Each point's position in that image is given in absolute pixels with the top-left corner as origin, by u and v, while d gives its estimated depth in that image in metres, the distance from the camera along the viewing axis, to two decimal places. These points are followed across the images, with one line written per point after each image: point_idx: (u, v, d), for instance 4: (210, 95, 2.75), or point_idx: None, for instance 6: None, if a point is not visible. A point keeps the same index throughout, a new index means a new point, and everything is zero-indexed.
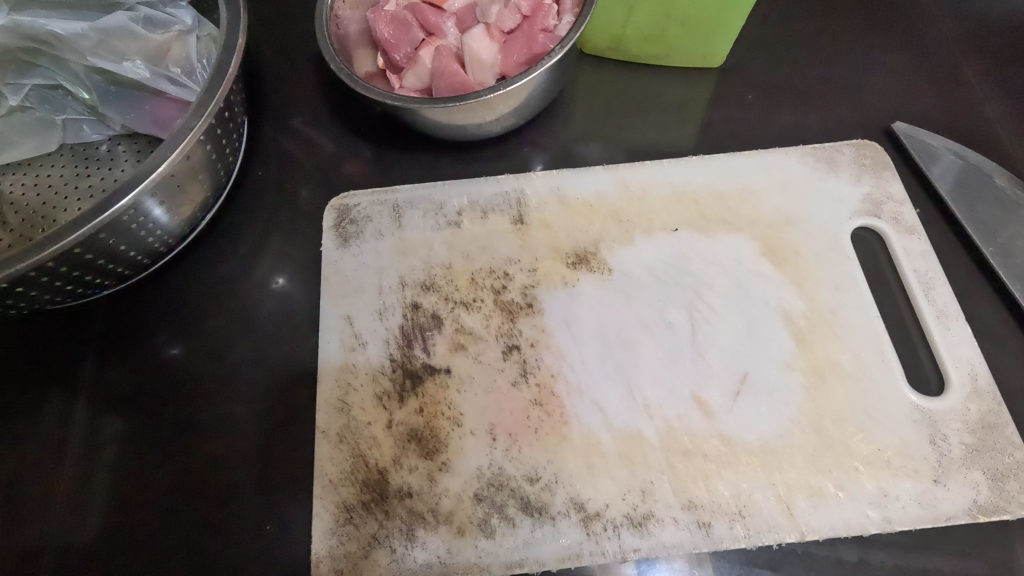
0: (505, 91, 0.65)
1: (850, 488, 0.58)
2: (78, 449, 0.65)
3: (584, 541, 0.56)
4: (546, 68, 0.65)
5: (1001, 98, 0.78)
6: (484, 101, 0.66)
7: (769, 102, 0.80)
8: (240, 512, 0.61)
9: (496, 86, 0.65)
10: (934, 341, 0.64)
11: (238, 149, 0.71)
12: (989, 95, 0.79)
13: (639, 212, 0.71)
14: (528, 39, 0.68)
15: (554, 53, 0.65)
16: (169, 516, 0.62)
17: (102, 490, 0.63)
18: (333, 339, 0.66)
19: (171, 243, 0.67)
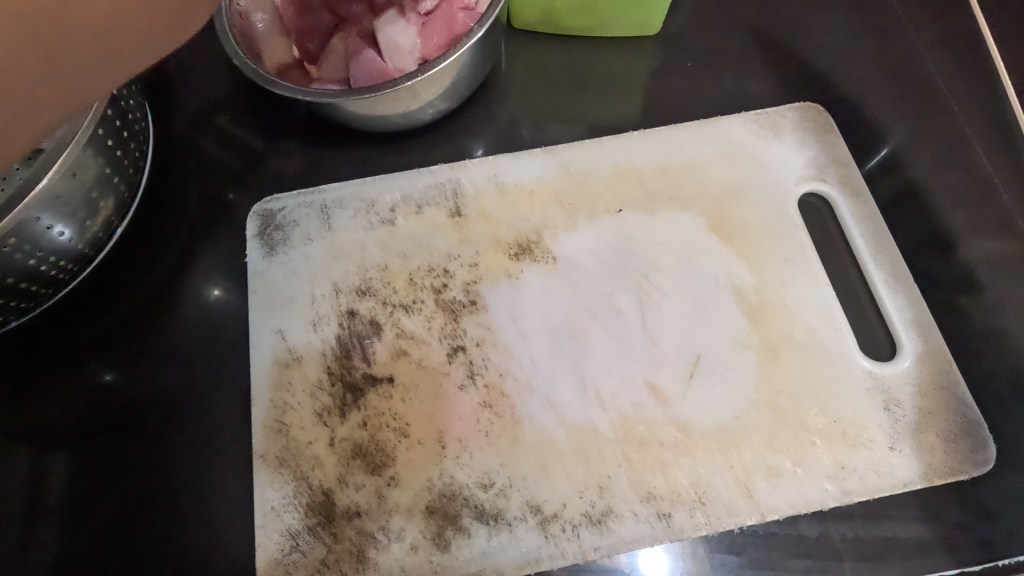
0: (425, 76, 0.61)
1: (807, 464, 0.57)
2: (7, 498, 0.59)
3: (543, 545, 0.54)
4: (466, 48, 0.61)
5: (942, 50, 0.77)
6: (402, 88, 0.61)
7: (710, 68, 0.77)
8: (185, 546, 0.58)
9: (414, 72, 0.61)
10: (884, 306, 0.63)
11: (143, 158, 0.65)
12: (929, 48, 0.77)
13: (581, 195, 0.68)
14: (447, 19, 0.64)
15: (473, 32, 0.61)
16: (103, 557, 0.58)
17: (37, 539, 0.58)
18: (265, 356, 0.62)
19: (72, 268, 0.61)
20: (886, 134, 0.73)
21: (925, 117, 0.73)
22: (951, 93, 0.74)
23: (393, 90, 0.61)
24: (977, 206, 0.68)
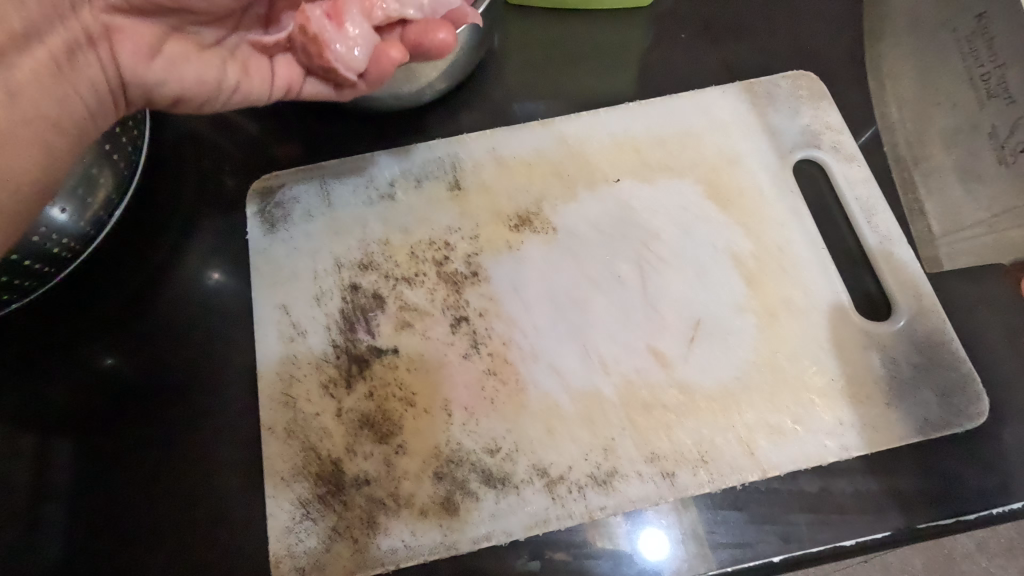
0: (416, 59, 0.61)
1: (808, 422, 0.58)
2: (25, 478, 0.60)
3: (551, 506, 0.55)
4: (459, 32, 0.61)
5: None
6: None
7: (705, 39, 0.77)
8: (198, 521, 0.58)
9: (408, 54, 0.61)
10: (879, 268, 0.64)
11: (141, 137, 0.65)
12: None
13: (579, 166, 0.69)
14: None
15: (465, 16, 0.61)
16: (116, 525, 0.58)
17: (55, 520, 0.58)
18: (269, 331, 0.62)
19: (75, 247, 0.61)
20: None
21: None
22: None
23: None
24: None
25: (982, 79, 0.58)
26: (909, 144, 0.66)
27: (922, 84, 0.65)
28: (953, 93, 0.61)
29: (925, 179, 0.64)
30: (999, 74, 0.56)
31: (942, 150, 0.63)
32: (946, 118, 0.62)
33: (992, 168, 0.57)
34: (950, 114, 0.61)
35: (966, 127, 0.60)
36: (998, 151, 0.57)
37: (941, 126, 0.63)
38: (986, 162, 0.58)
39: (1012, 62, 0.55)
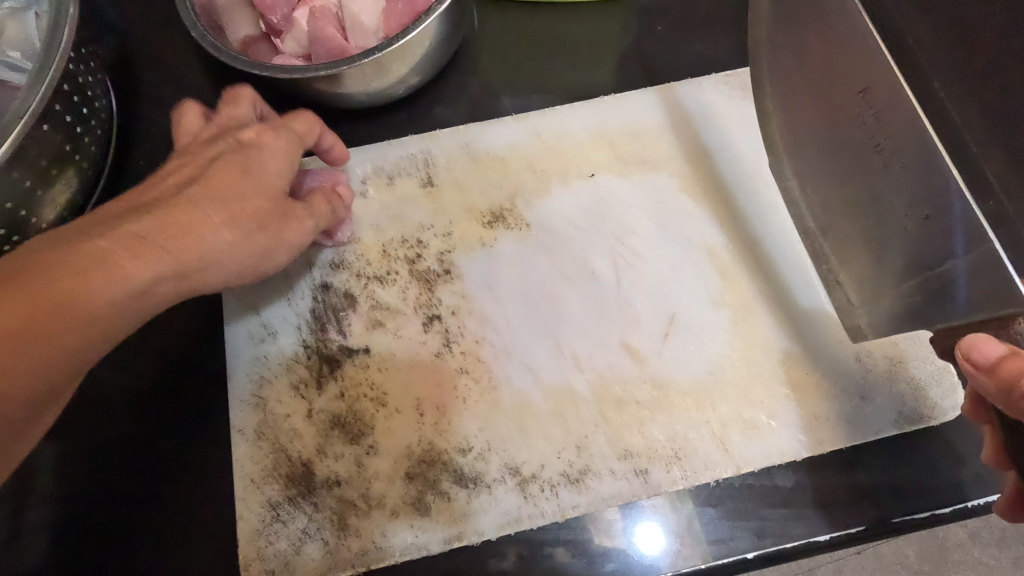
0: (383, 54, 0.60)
1: (781, 417, 0.58)
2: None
3: (523, 505, 0.55)
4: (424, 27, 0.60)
5: None
6: (361, 66, 0.61)
7: (682, 30, 0.76)
8: (172, 514, 0.56)
9: (372, 50, 0.60)
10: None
11: (106, 135, 0.64)
12: None
13: (554, 161, 0.68)
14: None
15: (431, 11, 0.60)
16: (74, 520, 0.56)
17: (36, 521, 0.55)
18: (240, 332, 0.62)
19: None
20: None
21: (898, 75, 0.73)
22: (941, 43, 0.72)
23: (349, 69, 0.61)
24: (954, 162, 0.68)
25: (875, 150, 0.51)
26: (818, 200, 0.59)
27: (823, 144, 0.57)
28: (850, 160, 0.54)
29: (838, 242, 0.57)
30: (889, 141, 0.50)
31: (847, 219, 0.56)
32: (849, 180, 0.55)
33: (903, 240, 0.51)
34: (844, 183, 0.55)
35: (870, 197, 0.53)
36: (902, 222, 0.51)
37: (846, 193, 0.55)
38: (891, 228, 0.52)
39: (896, 130, 0.49)
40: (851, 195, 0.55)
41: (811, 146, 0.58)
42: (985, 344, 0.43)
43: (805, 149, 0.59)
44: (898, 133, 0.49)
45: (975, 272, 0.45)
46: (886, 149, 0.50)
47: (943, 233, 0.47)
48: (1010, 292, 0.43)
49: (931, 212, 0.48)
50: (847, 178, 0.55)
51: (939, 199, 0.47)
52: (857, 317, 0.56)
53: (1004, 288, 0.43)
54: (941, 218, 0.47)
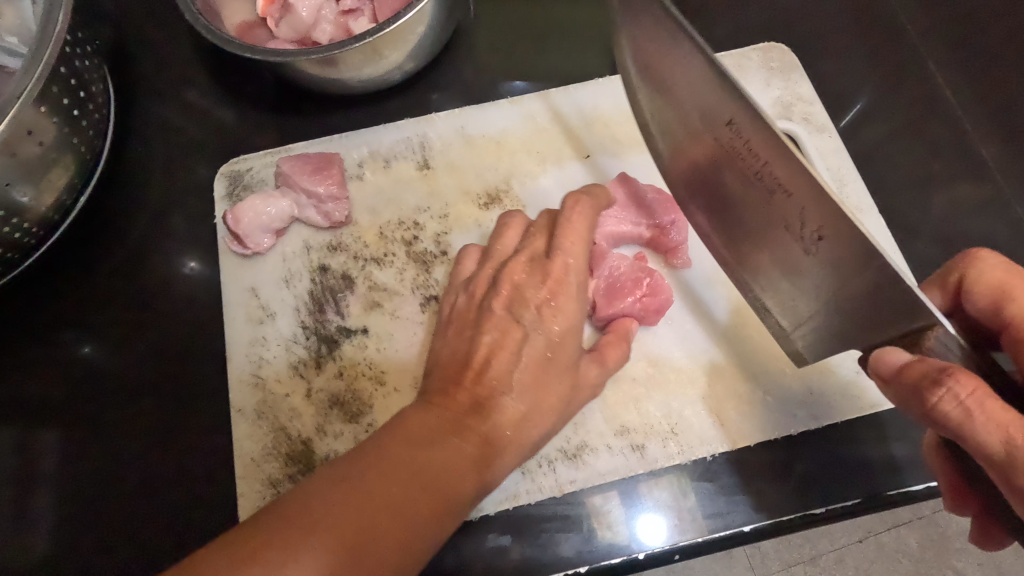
0: (375, 40, 0.60)
1: (777, 392, 0.58)
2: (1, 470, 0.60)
3: (521, 481, 0.55)
4: (415, 12, 0.60)
5: None
6: (352, 51, 0.61)
7: (676, 12, 0.76)
8: (180, 495, 0.59)
9: (365, 34, 0.60)
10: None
11: (104, 120, 0.64)
12: None
13: (549, 143, 0.68)
14: None
15: None
16: (89, 503, 0.59)
17: (38, 507, 0.59)
18: (238, 313, 0.62)
19: (36, 232, 0.61)
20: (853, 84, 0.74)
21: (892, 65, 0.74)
22: None
23: (343, 53, 0.61)
24: (949, 152, 0.70)
25: (760, 178, 0.48)
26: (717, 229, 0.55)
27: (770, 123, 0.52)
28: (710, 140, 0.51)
29: (737, 245, 0.54)
30: (769, 170, 0.47)
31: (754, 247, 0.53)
32: (746, 213, 0.52)
33: (798, 253, 0.49)
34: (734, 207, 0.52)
35: (768, 225, 0.50)
36: (804, 244, 0.48)
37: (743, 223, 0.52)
38: (795, 253, 0.49)
39: (769, 157, 0.46)
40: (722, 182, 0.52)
41: (681, 130, 0.54)
42: (892, 352, 0.42)
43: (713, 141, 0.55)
44: (771, 161, 0.46)
45: (878, 295, 0.44)
46: (768, 175, 0.47)
47: (837, 255, 0.45)
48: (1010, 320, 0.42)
49: (821, 234, 0.46)
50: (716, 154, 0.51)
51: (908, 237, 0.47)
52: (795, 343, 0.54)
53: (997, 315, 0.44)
54: (832, 240, 0.45)
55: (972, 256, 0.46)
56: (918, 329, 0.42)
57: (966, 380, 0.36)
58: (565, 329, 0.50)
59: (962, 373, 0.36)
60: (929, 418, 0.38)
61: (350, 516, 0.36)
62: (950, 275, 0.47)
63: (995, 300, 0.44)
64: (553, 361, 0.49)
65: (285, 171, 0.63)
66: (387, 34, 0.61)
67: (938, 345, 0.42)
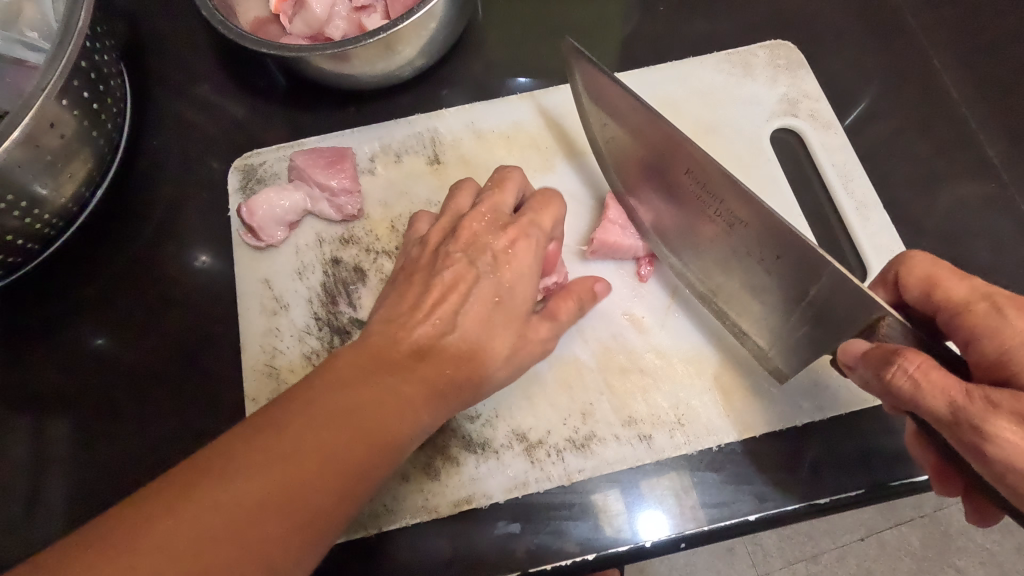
0: (388, 35, 0.61)
1: (783, 384, 0.59)
2: (20, 456, 0.62)
3: (530, 470, 0.56)
4: (428, 8, 0.61)
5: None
6: (365, 46, 0.62)
7: (683, 11, 0.77)
8: None
9: (378, 30, 0.61)
10: (846, 216, 0.66)
11: (121, 113, 0.65)
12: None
13: (558, 138, 0.69)
14: None
15: None
16: (106, 489, 0.60)
17: (56, 492, 0.60)
18: (252, 304, 0.63)
19: (55, 223, 0.62)
20: (859, 82, 0.75)
21: (896, 66, 0.75)
22: (935, 48, 0.76)
23: (356, 49, 0.62)
24: (954, 150, 0.71)
25: (715, 214, 0.55)
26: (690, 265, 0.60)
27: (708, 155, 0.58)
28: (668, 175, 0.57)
29: (711, 276, 0.58)
30: (724, 206, 0.54)
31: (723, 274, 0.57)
32: (709, 245, 0.57)
33: (759, 274, 0.54)
34: (700, 243, 0.58)
35: (731, 254, 0.56)
36: (765, 265, 0.53)
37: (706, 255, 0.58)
38: (759, 276, 0.54)
39: (723, 194, 0.54)
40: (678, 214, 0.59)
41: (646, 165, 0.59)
42: (853, 342, 0.46)
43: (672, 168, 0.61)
44: (726, 197, 0.53)
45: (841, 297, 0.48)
46: (725, 211, 0.54)
47: (795, 270, 0.51)
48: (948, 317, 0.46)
49: (778, 252, 0.52)
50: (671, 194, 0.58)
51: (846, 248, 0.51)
52: (775, 360, 0.57)
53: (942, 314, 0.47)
54: (789, 253, 0.51)
55: (902, 258, 0.48)
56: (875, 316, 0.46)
57: (914, 356, 0.40)
58: (515, 279, 0.51)
59: (909, 351, 0.40)
60: (891, 394, 0.41)
61: (253, 469, 0.38)
62: (888, 274, 0.50)
63: (924, 288, 0.46)
64: (502, 304, 0.50)
65: (298, 165, 0.64)
66: (400, 29, 0.62)
67: (892, 333, 0.46)
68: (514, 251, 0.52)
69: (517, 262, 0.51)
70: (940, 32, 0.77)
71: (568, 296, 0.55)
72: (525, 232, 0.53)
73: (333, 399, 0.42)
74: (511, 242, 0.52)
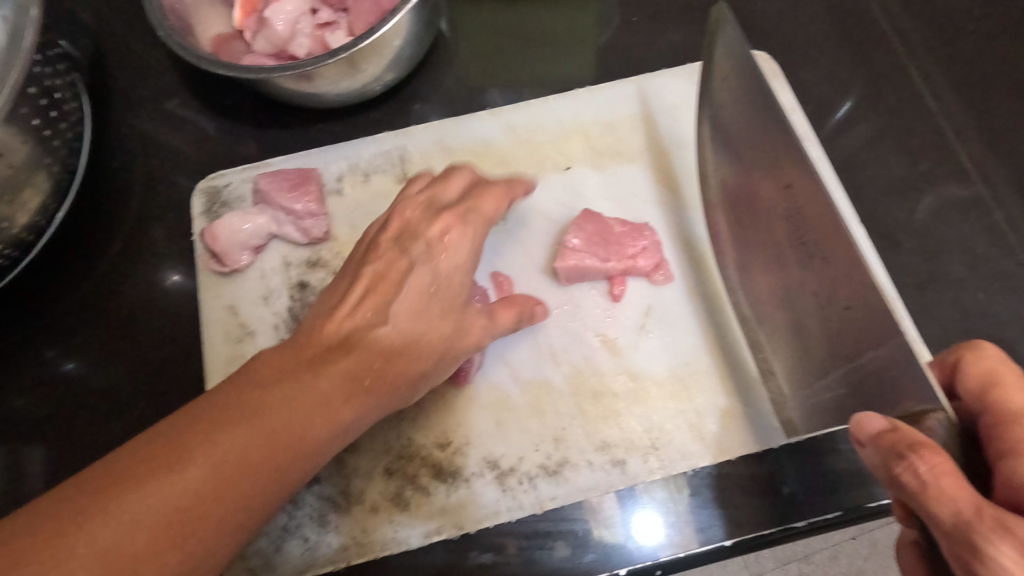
0: (350, 54, 0.59)
1: (758, 405, 0.58)
2: None
3: (501, 498, 0.55)
4: (391, 25, 0.59)
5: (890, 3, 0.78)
6: (327, 66, 0.60)
7: (656, 20, 0.76)
8: None
9: (339, 50, 0.59)
10: None
11: (77, 137, 0.63)
12: (876, 3, 0.78)
13: (529, 156, 0.68)
14: None
15: (397, 9, 0.59)
16: None
17: None
18: (217, 333, 0.62)
19: (9, 252, 0.60)
20: (835, 91, 0.74)
21: (872, 73, 0.75)
22: (911, 55, 0.76)
23: (318, 69, 0.60)
24: (930, 158, 0.71)
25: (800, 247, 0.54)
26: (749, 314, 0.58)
27: (763, 153, 0.58)
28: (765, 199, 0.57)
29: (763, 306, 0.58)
30: (812, 240, 0.53)
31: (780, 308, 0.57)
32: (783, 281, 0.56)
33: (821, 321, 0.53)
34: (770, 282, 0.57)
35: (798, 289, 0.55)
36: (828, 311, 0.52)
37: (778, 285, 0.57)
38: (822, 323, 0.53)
39: (817, 229, 0.52)
40: (759, 198, 0.58)
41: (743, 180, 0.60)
42: (869, 417, 0.42)
43: (731, 154, 0.61)
44: (816, 230, 0.53)
45: (889, 363, 0.46)
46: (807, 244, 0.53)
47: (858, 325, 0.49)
48: (915, 388, 0.44)
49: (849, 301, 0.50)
50: (773, 216, 0.57)
51: (852, 288, 0.50)
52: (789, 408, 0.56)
53: (901, 384, 0.45)
54: (860, 307, 0.49)
55: (974, 344, 0.44)
56: (924, 409, 0.44)
57: (932, 458, 0.37)
58: (451, 267, 0.51)
59: (929, 450, 0.38)
60: (896, 487, 0.39)
61: (185, 480, 0.38)
62: (949, 356, 0.46)
63: (982, 383, 0.42)
64: (436, 295, 0.50)
65: (262, 188, 0.63)
66: (362, 49, 0.60)
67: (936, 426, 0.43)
68: (448, 240, 0.52)
69: (454, 250, 0.52)
70: (916, 38, 0.76)
71: (512, 304, 0.54)
72: (459, 220, 0.53)
73: (263, 390, 0.42)
74: (445, 231, 0.53)
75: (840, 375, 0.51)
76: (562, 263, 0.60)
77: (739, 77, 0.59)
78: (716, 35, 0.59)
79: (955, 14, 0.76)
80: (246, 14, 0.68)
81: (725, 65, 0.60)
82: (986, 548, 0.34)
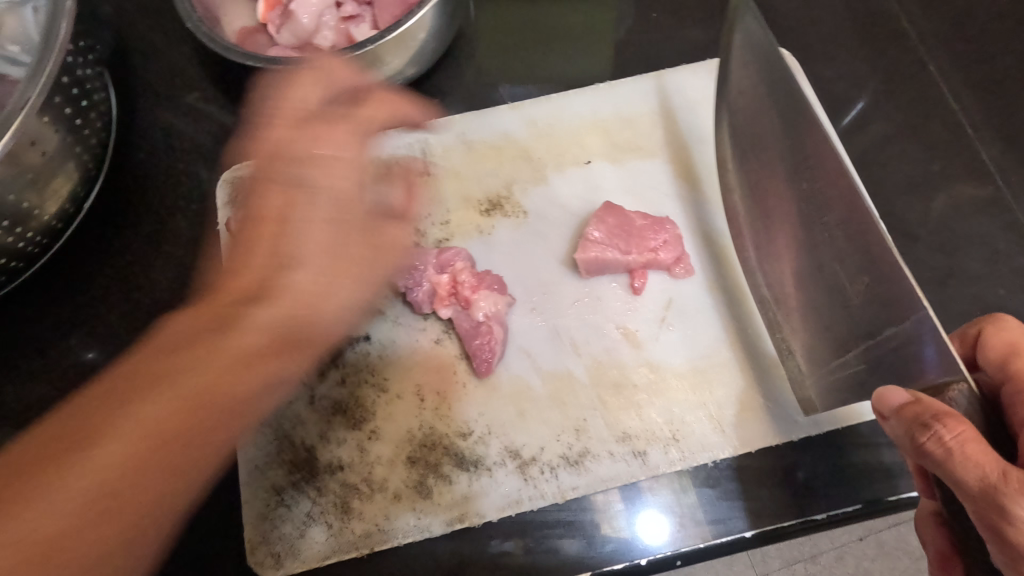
0: (376, 46, 0.60)
1: (777, 399, 0.58)
2: None
3: (522, 487, 0.56)
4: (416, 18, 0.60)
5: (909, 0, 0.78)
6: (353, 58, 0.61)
7: (675, 16, 0.76)
8: None
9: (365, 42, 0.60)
10: None
11: (105, 126, 0.63)
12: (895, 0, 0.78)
13: (550, 150, 0.69)
14: None
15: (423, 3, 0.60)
16: None
17: None
18: None
19: (39, 240, 0.61)
20: (854, 88, 0.74)
21: (890, 70, 0.75)
22: (930, 52, 0.76)
23: (343, 61, 0.61)
24: (948, 156, 0.71)
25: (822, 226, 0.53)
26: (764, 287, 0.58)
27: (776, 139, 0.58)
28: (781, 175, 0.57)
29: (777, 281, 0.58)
30: (834, 220, 0.53)
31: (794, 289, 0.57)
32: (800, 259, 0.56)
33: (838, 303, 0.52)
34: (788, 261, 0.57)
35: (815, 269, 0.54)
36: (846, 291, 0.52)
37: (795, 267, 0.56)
38: (837, 303, 0.52)
39: (836, 204, 0.52)
40: (772, 183, 0.58)
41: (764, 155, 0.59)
42: (892, 391, 0.43)
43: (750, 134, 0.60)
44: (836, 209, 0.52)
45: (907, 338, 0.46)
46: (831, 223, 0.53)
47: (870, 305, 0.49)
48: (937, 357, 0.43)
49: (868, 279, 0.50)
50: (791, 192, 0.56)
51: (872, 270, 0.49)
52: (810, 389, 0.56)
53: (922, 361, 0.45)
54: (876, 284, 0.49)
55: (995, 319, 0.47)
56: (945, 381, 0.43)
57: (958, 425, 0.37)
58: None
59: (952, 419, 0.38)
60: (920, 458, 0.39)
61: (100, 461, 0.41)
62: (970, 330, 0.48)
63: (1004, 356, 0.44)
64: None
65: None
66: (387, 41, 0.61)
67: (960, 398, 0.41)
68: None
69: None
70: (935, 35, 0.76)
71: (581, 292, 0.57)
72: None
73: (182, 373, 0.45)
74: None
75: (858, 353, 0.51)
76: (582, 253, 0.60)
77: (759, 64, 0.58)
78: (737, 23, 0.59)
79: (974, 12, 0.77)
80: (271, 7, 0.69)
81: (741, 53, 0.59)
82: (1013, 508, 0.35)
